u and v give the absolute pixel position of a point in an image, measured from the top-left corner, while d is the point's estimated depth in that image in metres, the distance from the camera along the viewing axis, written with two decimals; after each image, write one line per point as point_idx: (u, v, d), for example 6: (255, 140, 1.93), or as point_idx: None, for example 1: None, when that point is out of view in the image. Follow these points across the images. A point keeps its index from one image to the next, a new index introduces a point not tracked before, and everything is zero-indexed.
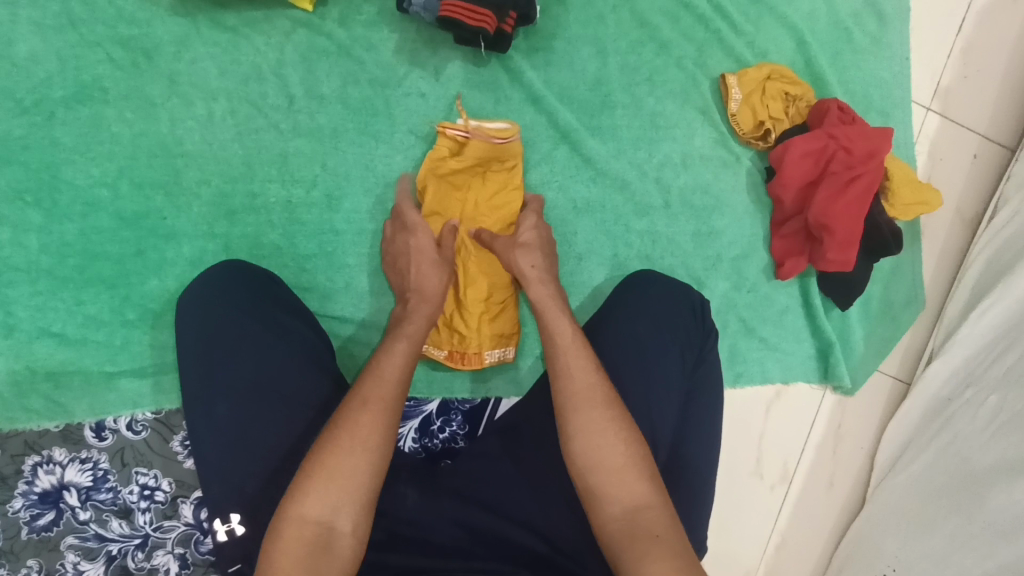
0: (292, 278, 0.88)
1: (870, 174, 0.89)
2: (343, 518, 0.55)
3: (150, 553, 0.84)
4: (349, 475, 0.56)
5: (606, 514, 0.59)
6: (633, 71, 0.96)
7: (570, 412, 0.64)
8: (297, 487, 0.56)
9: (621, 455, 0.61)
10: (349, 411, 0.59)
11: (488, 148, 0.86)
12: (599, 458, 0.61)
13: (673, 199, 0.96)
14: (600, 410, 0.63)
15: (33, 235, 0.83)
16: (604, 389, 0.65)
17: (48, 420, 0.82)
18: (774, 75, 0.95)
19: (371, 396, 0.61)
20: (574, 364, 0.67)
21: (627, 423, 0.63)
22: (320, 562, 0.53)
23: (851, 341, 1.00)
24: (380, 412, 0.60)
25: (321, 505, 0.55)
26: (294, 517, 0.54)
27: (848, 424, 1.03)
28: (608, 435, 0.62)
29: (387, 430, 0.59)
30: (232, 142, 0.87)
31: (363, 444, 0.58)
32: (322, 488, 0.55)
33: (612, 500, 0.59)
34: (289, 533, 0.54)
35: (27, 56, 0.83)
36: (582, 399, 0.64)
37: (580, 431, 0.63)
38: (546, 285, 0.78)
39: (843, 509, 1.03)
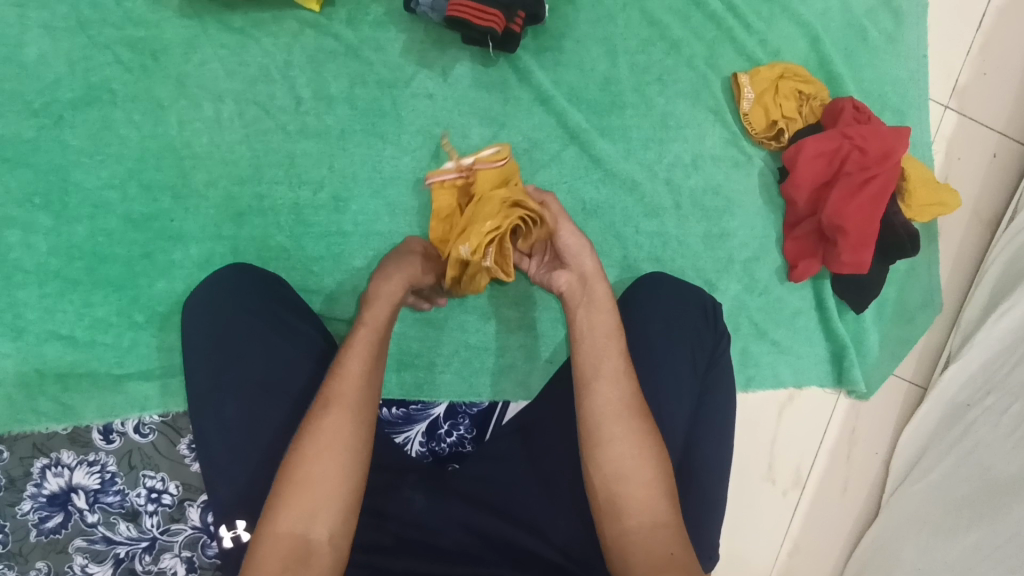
0: (299, 281, 0.87)
1: (885, 175, 0.87)
2: (321, 525, 0.55)
3: (157, 556, 0.84)
4: (326, 481, 0.56)
5: (622, 526, 0.58)
6: (643, 70, 0.94)
7: (602, 423, 0.62)
8: (272, 501, 0.55)
9: (645, 469, 0.60)
10: (315, 415, 0.58)
11: (495, 175, 0.79)
12: (625, 471, 0.60)
13: (683, 200, 0.95)
14: (629, 421, 0.62)
15: (41, 236, 0.83)
16: (635, 400, 0.63)
17: (57, 422, 0.82)
18: (787, 74, 0.93)
19: (336, 396, 0.59)
20: (610, 372, 0.64)
21: (651, 436, 0.62)
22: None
23: (866, 344, 0.98)
24: (348, 414, 0.58)
25: (297, 513, 0.54)
26: (273, 531, 0.54)
27: (862, 430, 1.01)
28: (632, 448, 0.60)
29: (353, 426, 0.58)
30: (240, 144, 0.87)
31: (331, 451, 0.57)
32: (296, 501, 0.55)
33: (632, 513, 0.59)
34: (270, 547, 0.53)
35: (36, 58, 0.83)
36: (611, 410, 0.62)
37: (612, 440, 0.61)
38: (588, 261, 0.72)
39: (857, 515, 1.01)
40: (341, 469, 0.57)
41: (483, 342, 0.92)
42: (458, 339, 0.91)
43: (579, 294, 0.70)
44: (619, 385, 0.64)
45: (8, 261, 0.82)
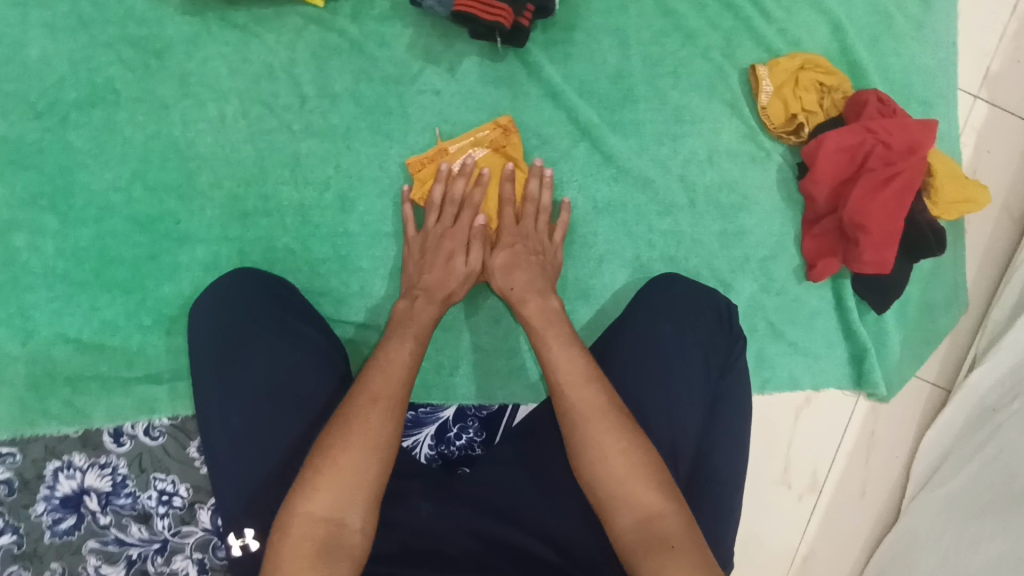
0: (306, 283, 0.86)
1: (909, 170, 0.83)
2: (353, 514, 0.54)
3: (169, 557, 0.84)
4: (357, 471, 0.56)
5: (620, 527, 0.58)
6: (657, 63, 0.91)
7: (574, 428, 0.62)
8: (306, 485, 0.55)
9: (627, 465, 0.59)
10: (357, 408, 0.59)
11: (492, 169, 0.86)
12: (602, 472, 0.60)
13: (698, 197, 0.92)
14: (604, 421, 0.61)
15: (48, 239, 0.82)
16: (600, 399, 0.63)
17: (68, 425, 0.82)
18: (807, 65, 0.90)
19: (380, 395, 0.60)
20: (568, 378, 0.65)
21: (627, 432, 0.61)
22: (331, 563, 0.52)
23: (887, 344, 0.95)
24: (388, 408, 0.60)
25: (331, 503, 0.54)
26: (305, 515, 0.53)
27: (882, 432, 0.99)
28: (609, 445, 0.60)
29: (378, 412, 0.59)
30: (245, 144, 0.85)
31: (370, 440, 0.57)
32: (332, 487, 0.55)
33: (625, 509, 0.58)
34: (301, 533, 0.53)
35: (38, 58, 0.82)
36: (596, 412, 0.62)
37: (593, 438, 0.61)
38: (535, 296, 0.76)
39: (875, 519, 0.99)
40: (372, 463, 0.56)
41: (491, 344, 0.90)
42: (466, 340, 0.90)
43: (540, 316, 0.74)
44: (584, 389, 0.64)
45: (16, 265, 0.82)
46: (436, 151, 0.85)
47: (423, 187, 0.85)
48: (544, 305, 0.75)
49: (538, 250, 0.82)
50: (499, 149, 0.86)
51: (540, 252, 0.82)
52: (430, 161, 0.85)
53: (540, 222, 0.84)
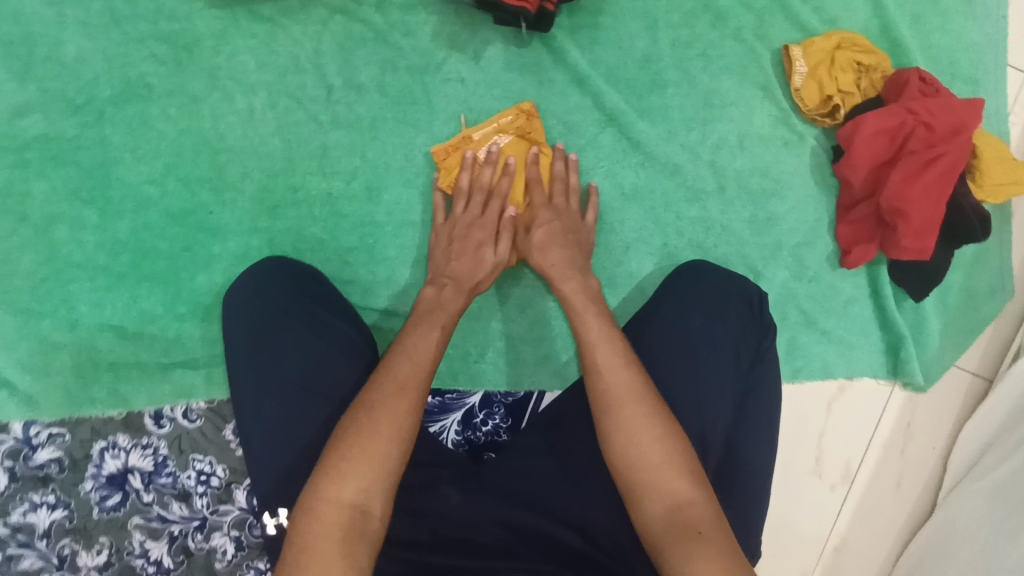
0: (335, 272, 0.87)
1: (953, 152, 0.80)
2: (377, 501, 0.55)
3: (208, 534, 0.88)
4: (383, 458, 0.57)
5: (649, 514, 0.57)
6: (686, 46, 0.89)
7: (610, 412, 0.62)
8: (334, 470, 0.56)
9: (659, 453, 0.59)
10: (384, 396, 0.60)
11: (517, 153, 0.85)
12: (635, 458, 0.60)
13: (728, 183, 0.90)
14: (637, 404, 0.62)
15: (89, 231, 0.85)
16: (637, 385, 0.63)
17: (112, 408, 0.85)
18: (844, 44, 0.86)
19: (406, 383, 0.62)
20: (604, 361, 0.65)
21: (663, 419, 0.61)
22: (356, 547, 0.53)
23: (926, 334, 0.93)
24: (413, 397, 0.61)
25: (357, 488, 0.55)
26: (332, 500, 0.54)
27: (919, 423, 0.96)
28: (646, 431, 0.60)
29: (406, 398, 0.61)
30: (273, 136, 0.87)
31: (395, 428, 0.58)
32: (359, 472, 0.56)
33: (654, 498, 0.58)
34: (327, 517, 0.54)
35: (75, 56, 0.85)
36: (629, 394, 0.62)
37: (622, 425, 0.61)
38: (573, 277, 0.77)
39: (910, 511, 0.96)
40: (395, 451, 0.57)
41: (517, 332, 0.90)
42: (492, 328, 0.90)
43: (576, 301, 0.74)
44: (622, 372, 0.64)
45: (59, 256, 0.85)
46: (460, 139, 0.85)
47: (448, 175, 0.85)
48: (584, 288, 0.76)
49: (573, 229, 0.82)
50: (524, 134, 0.85)
51: (574, 229, 0.82)
52: (455, 149, 0.85)
53: (571, 198, 0.84)
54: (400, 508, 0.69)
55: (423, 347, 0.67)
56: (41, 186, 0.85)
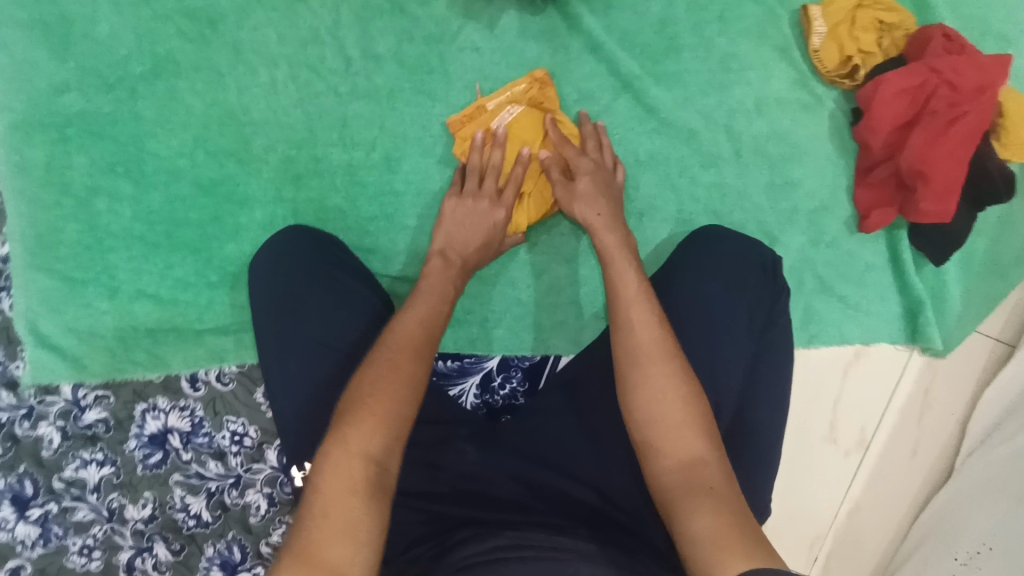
0: (356, 240, 0.90)
1: (977, 110, 0.78)
2: (393, 462, 0.57)
3: (242, 490, 0.93)
4: (403, 421, 0.59)
5: (663, 469, 0.59)
6: (703, 8, 0.88)
7: (640, 366, 0.63)
8: (359, 428, 0.57)
9: (679, 411, 0.61)
10: (404, 361, 0.62)
11: (530, 122, 0.85)
12: (656, 413, 0.61)
13: (744, 148, 0.90)
14: (663, 363, 0.63)
15: (126, 204, 0.90)
16: (668, 343, 0.64)
17: (151, 371, 0.90)
18: (866, 1, 0.84)
19: (422, 353, 0.64)
20: (639, 318, 0.66)
21: (687, 379, 0.62)
22: (378, 502, 0.54)
23: (946, 299, 0.92)
24: (422, 365, 0.63)
25: (380, 446, 0.57)
26: (356, 455, 0.55)
27: (938, 389, 0.95)
28: (669, 390, 0.62)
29: (419, 365, 0.63)
30: (296, 108, 0.89)
31: (414, 395, 0.61)
32: (383, 432, 0.57)
33: (668, 453, 0.59)
34: (352, 472, 0.55)
35: (108, 34, 0.88)
36: (655, 350, 0.64)
37: (645, 383, 0.62)
38: (611, 232, 0.77)
39: (926, 476, 0.96)
40: (408, 415, 0.60)
41: (534, 298, 0.92)
42: (509, 295, 0.92)
43: (613, 252, 0.75)
44: (655, 328, 0.65)
45: (99, 228, 0.90)
46: (473, 108, 0.86)
47: (464, 145, 0.86)
48: (622, 242, 0.77)
49: (609, 181, 0.83)
50: (537, 101, 0.85)
51: (611, 182, 0.83)
52: (469, 120, 0.86)
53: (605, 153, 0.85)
54: (419, 463, 0.72)
55: (426, 318, 0.68)
56: (81, 160, 0.89)
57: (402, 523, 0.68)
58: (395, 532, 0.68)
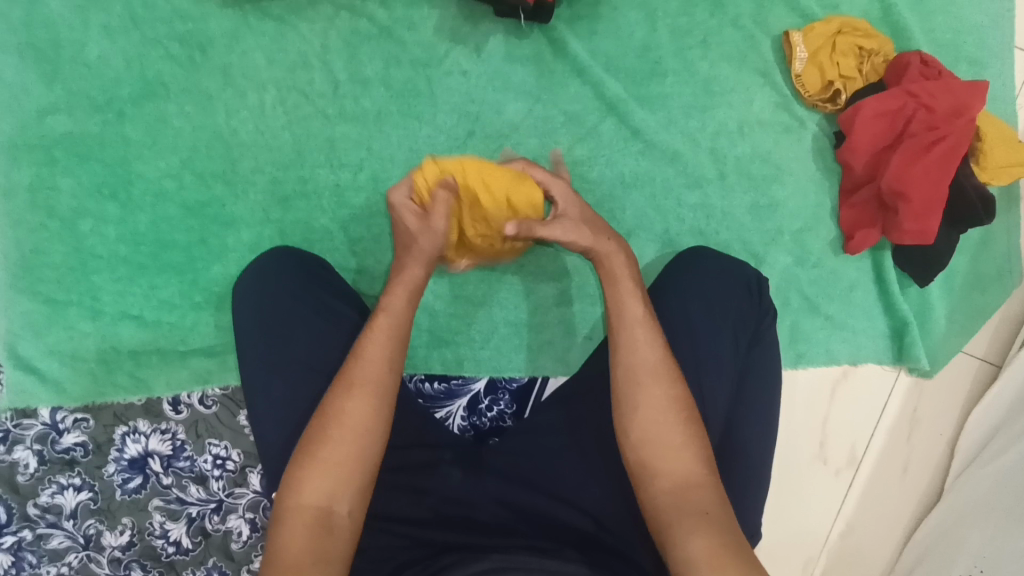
0: (342, 261, 0.90)
1: (955, 134, 0.80)
2: (342, 501, 0.57)
3: (224, 516, 0.91)
4: (345, 458, 0.58)
5: (656, 492, 0.59)
6: (685, 34, 0.90)
7: (637, 387, 0.63)
8: (294, 478, 0.57)
9: (674, 433, 0.60)
10: (337, 397, 0.60)
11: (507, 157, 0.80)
12: (650, 436, 0.61)
13: (728, 169, 0.91)
14: (662, 386, 0.62)
15: (111, 225, 0.89)
16: (668, 364, 0.64)
17: (133, 394, 0.89)
18: (845, 29, 0.87)
19: (359, 379, 0.61)
20: (643, 337, 0.65)
21: (682, 402, 0.62)
22: (324, 544, 0.54)
23: (930, 319, 0.93)
24: (369, 394, 0.60)
25: (318, 490, 0.56)
26: (294, 505, 0.56)
27: (926, 409, 0.95)
28: (662, 414, 0.61)
29: (354, 395, 0.60)
30: (283, 130, 0.90)
31: (354, 428, 0.59)
32: (318, 476, 0.57)
33: (663, 474, 0.59)
34: (293, 520, 0.55)
35: (98, 57, 0.89)
36: (651, 373, 0.63)
37: (641, 406, 0.62)
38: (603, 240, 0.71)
39: (916, 499, 0.96)
40: (357, 453, 0.58)
41: (522, 318, 0.92)
42: (497, 316, 0.92)
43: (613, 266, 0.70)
44: (654, 350, 0.64)
45: (84, 249, 0.89)
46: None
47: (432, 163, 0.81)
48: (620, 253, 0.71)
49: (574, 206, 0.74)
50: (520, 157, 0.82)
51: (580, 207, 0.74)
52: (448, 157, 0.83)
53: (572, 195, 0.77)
54: (403, 488, 0.71)
55: (373, 343, 0.64)
56: (67, 181, 0.89)
57: (385, 549, 0.67)
58: (378, 558, 0.66)
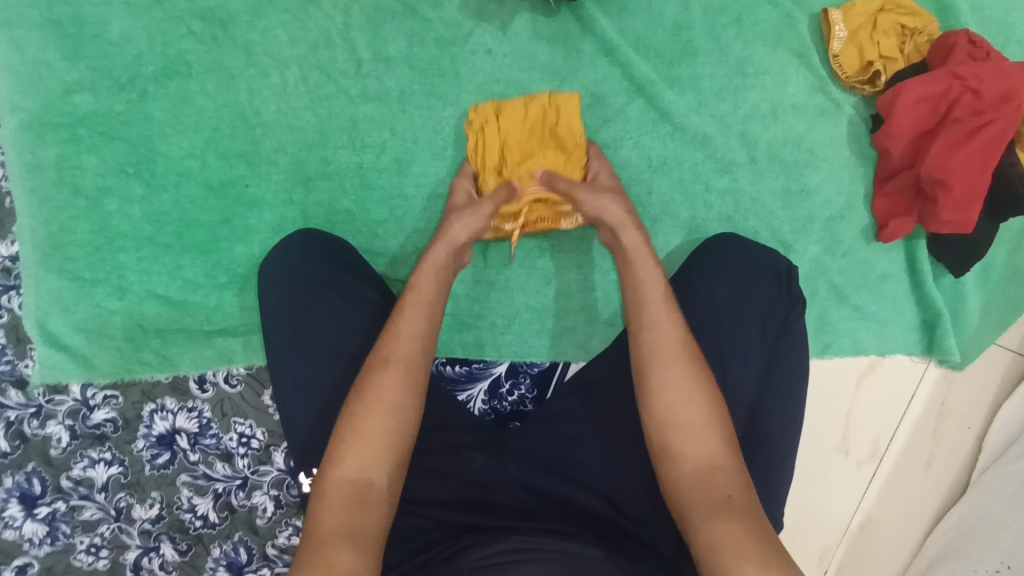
0: (364, 243, 0.90)
1: (1001, 120, 0.76)
2: (374, 476, 0.57)
3: (249, 492, 0.93)
4: (377, 433, 0.58)
5: (681, 473, 0.58)
6: (719, 12, 0.87)
7: (660, 367, 0.62)
8: (330, 454, 0.57)
9: (701, 413, 0.60)
10: (369, 374, 0.61)
11: (569, 118, 0.82)
12: (677, 416, 0.60)
13: (759, 154, 0.88)
14: (688, 366, 0.62)
15: (136, 204, 0.90)
16: (690, 344, 0.63)
17: (160, 372, 0.90)
18: (888, 6, 0.83)
19: (391, 357, 0.62)
20: (663, 316, 0.65)
21: (707, 382, 0.61)
22: (358, 517, 0.54)
23: (964, 311, 0.90)
24: (399, 372, 0.61)
25: (353, 465, 0.57)
26: (330, 480, 0.56)
27: (955, 401, 0.94)
28: (689, 394, 0.61)
29: (385, 372, 0.61)
30: (306, 110, 0.89)
31: (383, 405, 0.59)
32: (353, 451, 0.57)
33: (689, 457, 0.58)
34: (329, 495, 0.55)
35: (120, 34, 0.88)
36: (673, 353, 0.63)
37: (664, 386, 0.61)
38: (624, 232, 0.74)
39: (942, 493, 0.94)
40: (389, 428, 0.58)
41: (545, 304, 0.91)
42: (519, 300, 0.91)
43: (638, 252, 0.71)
44: (675, 330, 0.64)
45: (109, 228, 0.90)
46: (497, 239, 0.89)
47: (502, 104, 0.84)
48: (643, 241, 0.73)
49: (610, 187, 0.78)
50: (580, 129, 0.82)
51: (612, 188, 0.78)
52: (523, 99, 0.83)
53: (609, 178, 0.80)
54: (424, 470, 0.71)
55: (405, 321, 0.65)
56: (92, 160, 0.89)
57: (410, 529, 0.68)
58: (403, 539, 0.68)
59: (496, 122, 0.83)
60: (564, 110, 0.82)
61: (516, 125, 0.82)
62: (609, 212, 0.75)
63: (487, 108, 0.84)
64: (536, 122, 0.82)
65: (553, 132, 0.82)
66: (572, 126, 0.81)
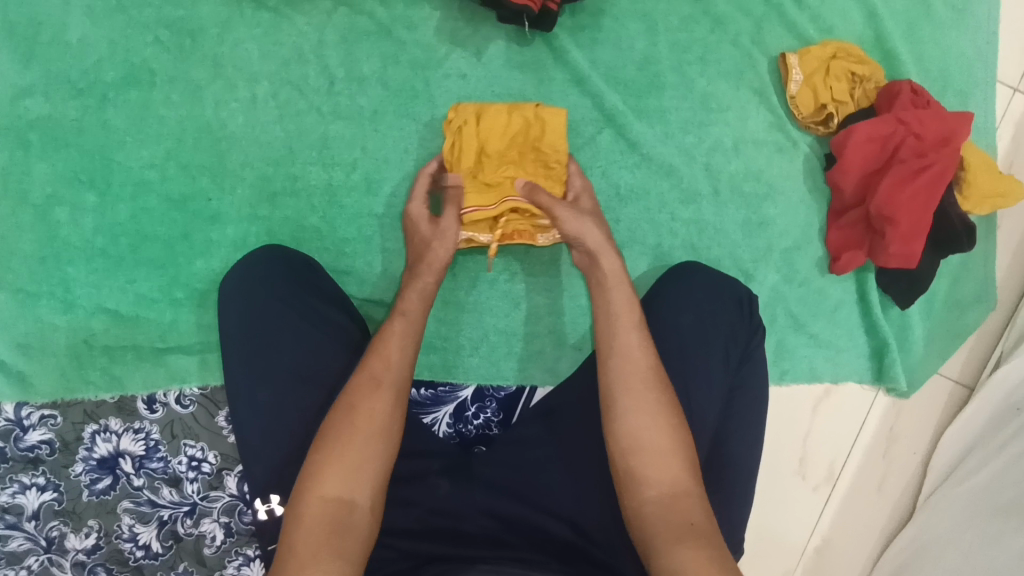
0: (331, 261, 0.88)
1: (941, 162, 0.82)
2: (358, 498, 0.55)
3: (197, 520, 0.88)
4: (358, 454, 0.57)
5: (645, 499, 0.58)
6: (684, 50, 0.91)
7: (624, 392, 0.63)
8: (312, 474, 0.55)
9: (665, 437, 0.61)
10: (353, 395, 0.60)
11: (555, 136, 0.81)
12: (641, 442, 0.61)
13: (722, 186, 0.92)
14: (652, 393, 0.63)
15: (88, 214, 0.86)
16: (655, 369, 0.65)
17: (105, 391, 0.86)
18: (839, 54, 0.89)
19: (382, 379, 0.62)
20: (633, 340, 0.67)
21: (670, 408, 0.62)
22: (337, 541, 0.52)
23: (910, 341, 0.95)
24: (387, 394, 0.61)
25: (336, 486, 0.55)
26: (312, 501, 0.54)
27: (902, 428, 0.99)
28: (653, 420, 0.61)
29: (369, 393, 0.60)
30: (275, 125, 0.87)
31: (364, 425, 0.58)
32: (341, 472, 0.55)
33: (653, 483, 0.59)
34: (309, 516, 0.53)
35: (79, 39, 0.85)
36: (639, 379, 0.64)
37: (626, 413, 0.62)
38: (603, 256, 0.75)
39: (889, 516, 0.99)
40: (375, 448, 0.57)
41: (513, 326, 0.92)
42: (487, 322, 0.91)
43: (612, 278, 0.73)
44: (639, 356, 0.66)
45: (57, 238, 0.85)
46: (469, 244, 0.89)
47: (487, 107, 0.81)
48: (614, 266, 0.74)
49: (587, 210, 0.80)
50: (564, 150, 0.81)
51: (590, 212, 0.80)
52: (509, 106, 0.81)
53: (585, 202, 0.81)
54: (390, 496, 0.70)
55: (389, 344, 0.65)
56: (42, 167, 0.85)
57: (375, 557, 0.66)
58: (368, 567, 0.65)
59: (479, 126, 0.80)
60: (550, 126, 0.81)
61: (500, 132, 0.80)
62: (586, 234, 0.76)
63: (470, 109, 0.82)
64: (520, 132, 0.80)
65: (535, 147, 0.81)
66: (556, 144, 0.81)
